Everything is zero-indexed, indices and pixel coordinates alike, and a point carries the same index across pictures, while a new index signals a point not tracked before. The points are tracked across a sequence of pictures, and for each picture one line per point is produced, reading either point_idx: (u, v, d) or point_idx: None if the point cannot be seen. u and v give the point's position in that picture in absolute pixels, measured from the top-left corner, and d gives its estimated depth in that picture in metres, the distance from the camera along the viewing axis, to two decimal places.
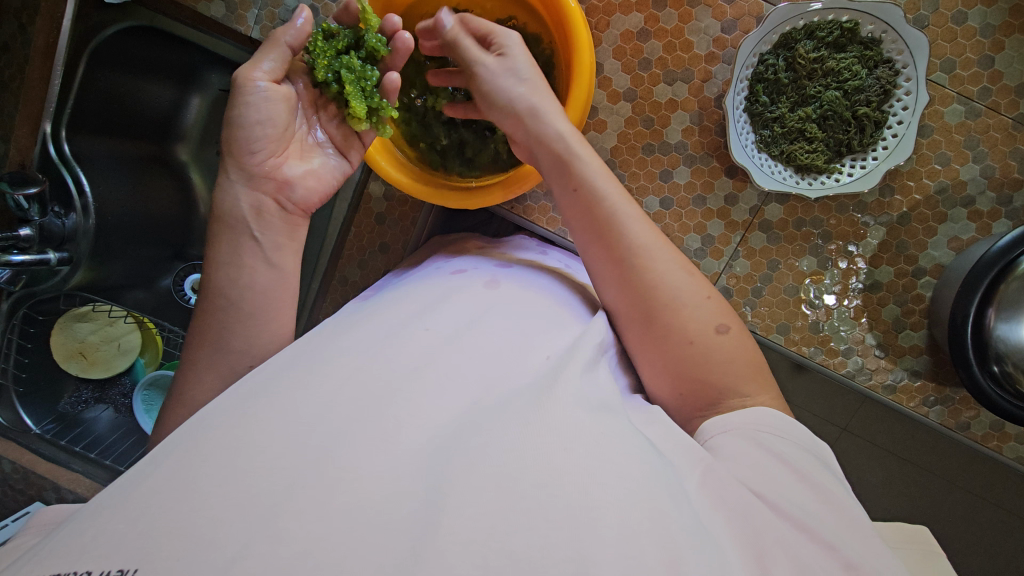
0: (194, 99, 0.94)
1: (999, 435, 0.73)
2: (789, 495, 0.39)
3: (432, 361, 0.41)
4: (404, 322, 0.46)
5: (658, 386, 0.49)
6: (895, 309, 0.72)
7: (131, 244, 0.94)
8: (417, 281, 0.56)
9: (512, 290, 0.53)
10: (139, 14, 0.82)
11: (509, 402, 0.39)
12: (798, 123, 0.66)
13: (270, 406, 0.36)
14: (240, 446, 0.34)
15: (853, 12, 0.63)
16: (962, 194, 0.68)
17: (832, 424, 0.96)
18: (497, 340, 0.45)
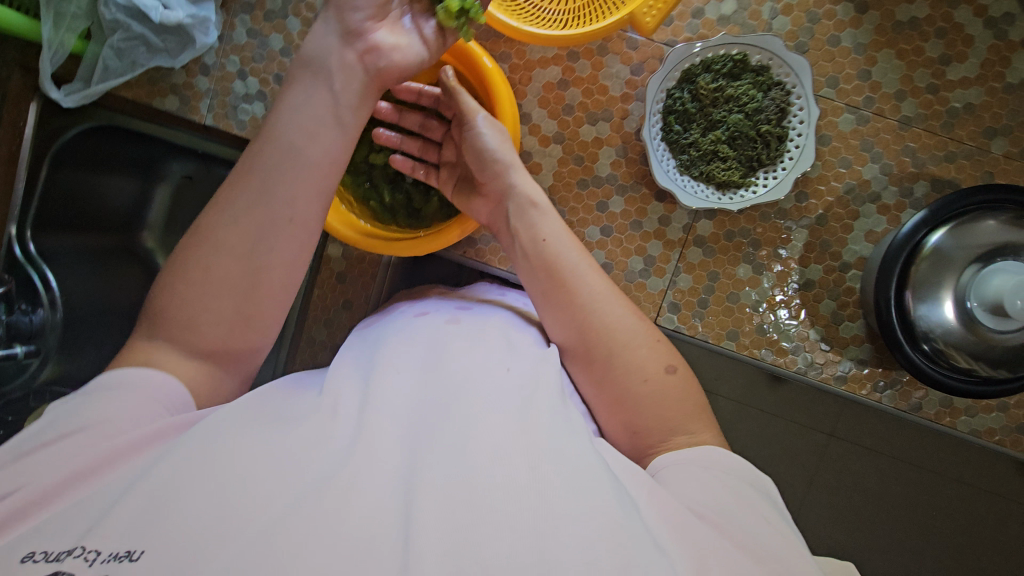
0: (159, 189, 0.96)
1: (951, 411, 0.76)
2: (716, 507, 0.42)
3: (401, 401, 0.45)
4: (371, 370, 0.49)
5: (600, 408, 0.52)
6: (830, 303, 0.76)
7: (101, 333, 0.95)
8: (378, 329, 0.59)
9: (476, 324, 0.57)
10: (97, 115, 0.88)
11: (477, 438, 0.42)
12: (711, 145, 0.72)
13: (249, 454, 0.39)
14: (220, 493, 0.37)
15: (741, 46, 0.72)
16: (868, 191, 0.74)
17: (817, 431, 0.89)
18: (466, 371, 0.49)
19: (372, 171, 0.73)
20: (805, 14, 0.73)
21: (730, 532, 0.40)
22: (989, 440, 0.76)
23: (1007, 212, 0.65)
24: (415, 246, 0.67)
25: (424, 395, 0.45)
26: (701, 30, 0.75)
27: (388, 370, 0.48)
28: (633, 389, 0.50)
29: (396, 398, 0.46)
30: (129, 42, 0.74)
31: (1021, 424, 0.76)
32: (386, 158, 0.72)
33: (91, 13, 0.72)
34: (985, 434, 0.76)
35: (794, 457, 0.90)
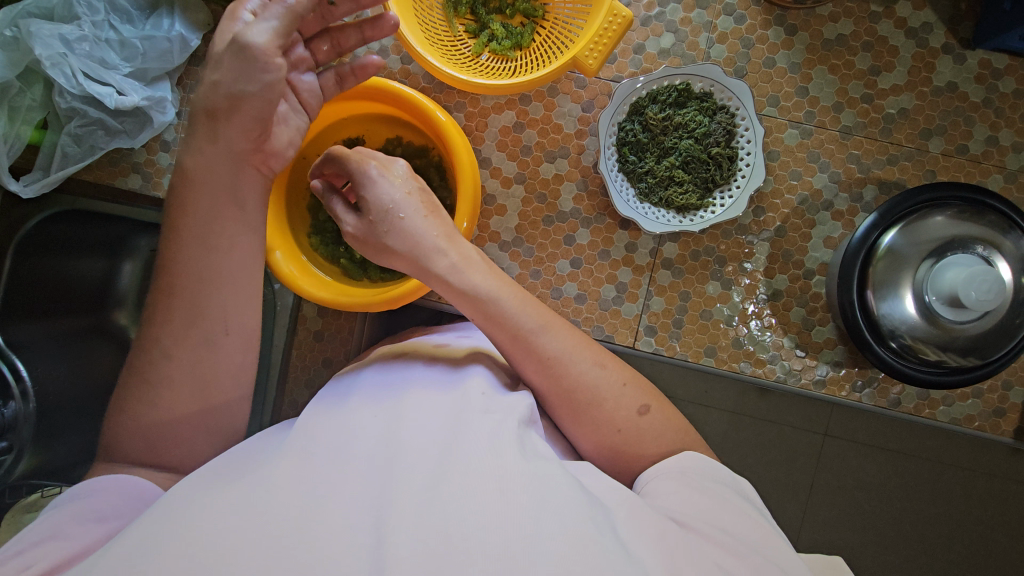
0: (127, 264, 0.98)
1: (929, 402, 0.78)
2: (692, 508, 0.46)
3: (379, 453, 0.45)
4: (345, 421, 0.49)
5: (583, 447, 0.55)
6: (800, 310, 0.78)
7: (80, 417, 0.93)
8: (352, 374, 0.60)
9: (454, 362, 0.59)
10: (61, 200, 0.89)
11: (463, 464, 0.44)
12: (666, 172, 0.75)
13: (240, 500, 0.40)
14: (214, 535, 0.38)
15: (683, 76, 0.75)
16: (820, 200, 0.77)
17: (811, 433, 0.80)
18: (439, 419, 0.49)
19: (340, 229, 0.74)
20: (740, 41, 0.77)
21: (705, 530, 0.44)
22: (969, 426, 0.78)
23: (953, 208, 0.68)
24: (386, 297, 0.66)
25: (407, 437, 0.47)
26: (644, 64, 0.78)
27: (364, 419, 0.49)
28: (609, 441, 0.53)
29: (377, 443, 0.46)
30: (87, 127, 0.75)
31: (997, 408, 0.78)
32: None
33: (46, 103, 0.73)
34: (965, 421, 0.78)
35: (796, 460, 0.81)
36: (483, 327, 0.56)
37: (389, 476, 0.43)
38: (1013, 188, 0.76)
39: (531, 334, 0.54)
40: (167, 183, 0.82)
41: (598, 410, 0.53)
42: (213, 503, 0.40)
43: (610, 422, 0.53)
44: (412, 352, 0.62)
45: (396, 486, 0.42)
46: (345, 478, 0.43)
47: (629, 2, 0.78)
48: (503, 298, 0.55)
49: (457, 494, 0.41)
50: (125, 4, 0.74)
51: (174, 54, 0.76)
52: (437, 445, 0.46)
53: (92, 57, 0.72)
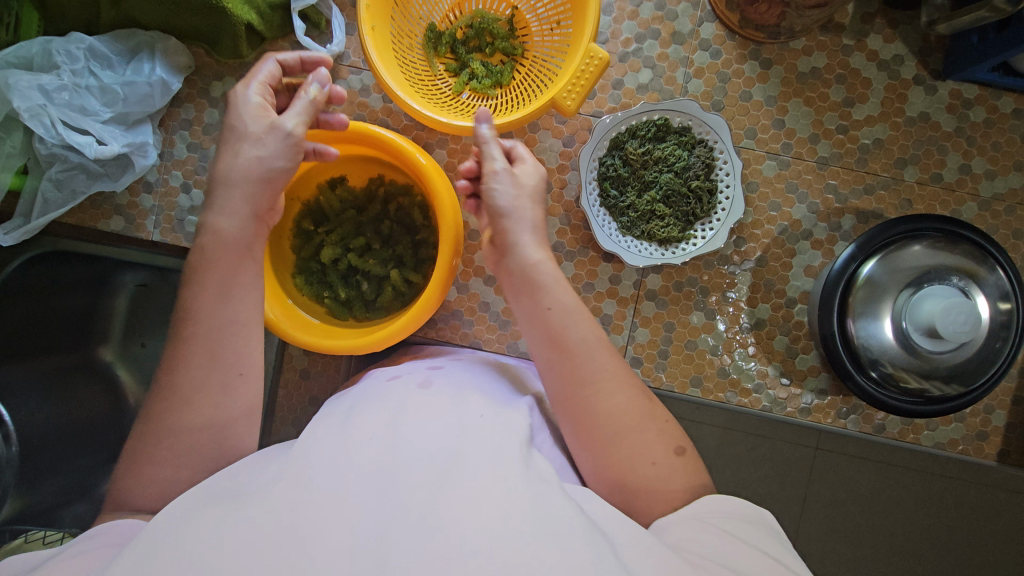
0: (114, 301, 0.96)
1: (913, 428, 0.79)
2: (707, 550, 0.39)
3: (386, 469, 0.41)
4: (343, 438, 0.45)
5: (599, 479, 0.49)
6: (783, 338, 0.79)
7: (65, 458, 0.92)
8: (345, 400, 0.56)
9: (460, 385, 0.55)
10: (42, 242, 0.89)
11: (472, 474, 0.41)
12: (648, 206, 0.76)
13: (230, 513, 0.37)
14: (185, 562, 0.34)
15: (661, 111, 0.76)
16: (800, 229, 0.79)
17: (801, 447, 0.80)
18: (445, 432, 0.46)
19: (325, 269, 0.74)
20: (716, 75, 0.79)
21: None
22: (954, 451, 0.79)
23: (930, 238, 0.70)
24: (370, 341, 0.66)
25: (412, 445, 0.44)
26: (623, 99, 0.79)
27: (365, 427, 0.46)
28: (639, 474, 0.47)
29: (377, 451, 0.43)
30: (68, 172, 0.75)
31: (980, 432, 0.79)
32: (335, 254, 0.72)
33: (26, 150, 0.73)
34: (950, 446, 0.79)
35: (786, 472, 0.81)
36: (533, 331, 0.52)
37: (393, 490, 0.39)
38: (986, 215, 0.78)
39: (588, 345, 0.50)
40: (150, 224, 0.82)
41: (633, 436, 0.47)
42: (203, 523, 0.37)
43: (645, 453, 0.47)
44: (407, 375, 0.58)
45: (398, 499, 0.38)
46: (344, 490, 0.39)
47: (606, 39, 0.79)
48: (567, 307, 0.52)
49: (465, 509, 0.38)
50: (105, 50, 0.75)
51: (155, 97, 0.77)
52: (442, 460, 0.42)
53: (72, 105, 0.72)
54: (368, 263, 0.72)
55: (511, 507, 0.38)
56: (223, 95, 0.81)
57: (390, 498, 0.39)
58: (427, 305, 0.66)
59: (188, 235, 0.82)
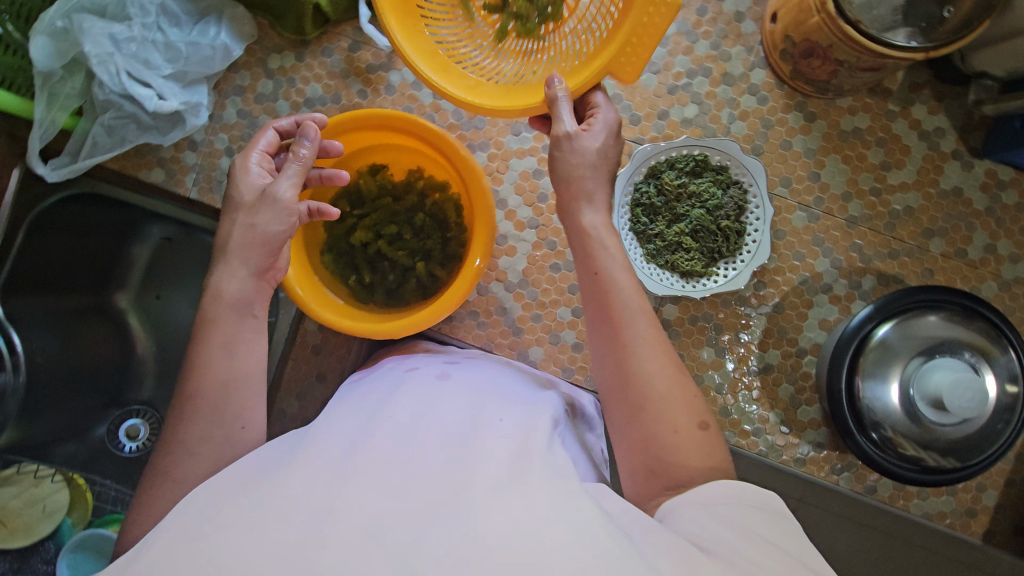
0: (137, 249, 0.98)
1: (904, 494, 0.79)
2: (709, 531, 0.39)
3: (405, 447, 0.43)
4: (365, 425, 0.47)
5: (622, 446, 0.49)
6: (789, 387, 0.80)
7: (64, 396, 0.94)
8: (369, 386, 0.58)
9: (478, 385, 0.57)
10: (79, 182, 0.89)
11: (485, 464, 0.43)
12: (675, 237, 0.77)
13: (253, 497, 0.38)
14: (207, 550, 0.35)
15: (702, 147, 0.77)
16: (820, 282, 0.80)
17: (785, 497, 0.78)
18: (461, 429, 0.47)
19: (354, 251, 0.75)
20: (760, 121, 0.80)
21: (717, 552, 0.37)
22: (942, 523, 0.79)
23: (948, 311, 0.71)
24: (390, 328, 0.68)
25: (429, 436, 0.46)
26: (666, 130, 0.81)
27: (389, 415, 0.48)
28: (661, 439, 0.46)
29: (396, 439, 0.45)
30: (120, 120, 0.77)
31: (969, 508, 0.79)
32: (366, 238, 0.74)
33: (84, 93, 0.75)
34: (938, 517, 0.79)
35: None
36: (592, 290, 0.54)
37: (412, 475, 0.41)
38: (1005, 296, 0.79)
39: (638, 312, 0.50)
40: None
41: (656, 402, 0.47)
42: (226, 510, 0.38)
43: (666, 421, 0.46)
44: (425, 367, 0.61)
45: (417, 484, 0.40)
46: (364, 471, 0.41)
47: (659, 69, 0.81)
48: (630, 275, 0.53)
49: (479, 495, 0.39)
50: (176, 9, 0.77)
51: (215, 61, 0.79)
52: (458, 453, 0.44)
53: (137, 57, 0.74)
54: (396, 252, 0.74)
55: (521, 493, 0.40)
56: (279, 68, 0.83)
57: (409, 483, 0.40)
58: (452, 300, 0.67)
59: None
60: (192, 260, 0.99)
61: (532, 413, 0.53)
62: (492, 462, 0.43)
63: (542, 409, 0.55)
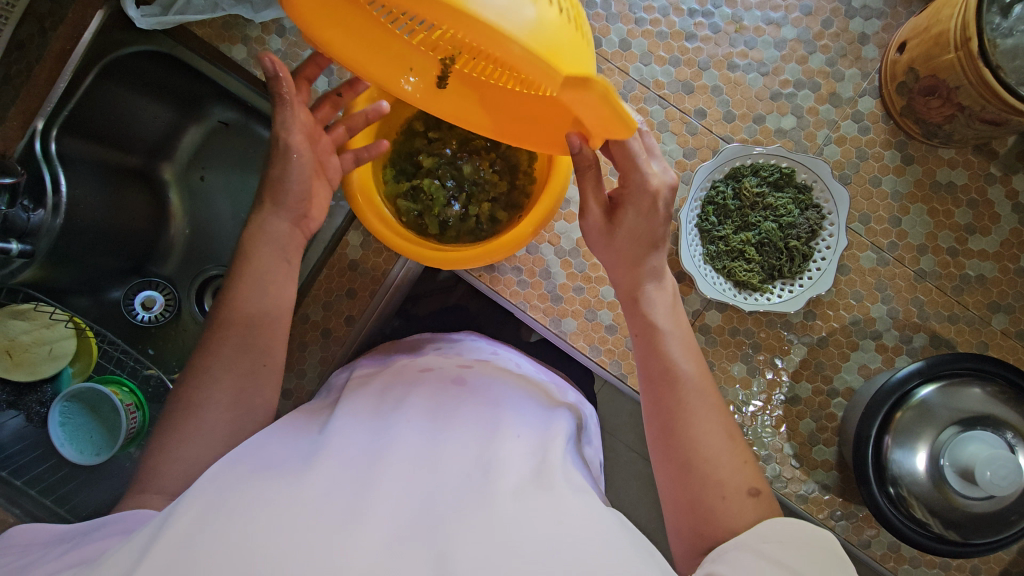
0: (190, 125, 1.02)
1: (896, 557, 0.78)
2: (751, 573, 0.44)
3: (437, 451, 0.49)
4: (397, 425, 0.52)
5: (669, 503, 0.54)
6: (810, 423, 0.78)
7: (90, 252, 0.96)
8: (382, 380, 0.62)
9: (495, 390, 0.62)
10: (158, 40, 0.87)
11: (500, 471, 0.47)
12: (739, 245, 0.75)
13: (287, 485, 0.43)
14: (262, 530, 0.40)
15: (792, 161, 0.74)
16: (871, 328, 0.77)
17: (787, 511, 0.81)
18: (485, 430, 0.53)
19: (417, 176, 0.74)
20: (856, 149, 0.77)
21: None
22: None
23: (995, 385, 0.68)
24: (445, 260, 0.67)
25: (448, 442, 0.51)
26: (758, 136, 0.78)
27: (417, 418, 0.53)
28: (710, 504, 0.51)
29: (419, 443, 0.50)
30: None
31: None
32: (433, 163, 0.72)
33: None
34: None
35: None
36: (639, 346, 0.61)
37: (434, 480, 0.46)
38: None
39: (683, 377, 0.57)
40: None
41: (705, 467, 0.53)
42: (264, 492, 0.43)
43: (714, 487, 0.52)
44: (440, 368, 0.65)
45: (435, 478, 0.46)
46: (388, 478, 0.45)
47: (768, 71, 0.77)
48: (674, 339, 0.60)
49: (495, 498, 0.45)
50: None
51: None
52: (483, 451, 0.50)
53: None
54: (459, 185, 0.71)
55: (532, 494, 0.45)
56: None
57: (431, 490, 0.45)
58: (506, 247, 0.66)
59: None
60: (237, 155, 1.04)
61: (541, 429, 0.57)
62: (517, 464, 0.49)
63: (561, 421, 0.60)
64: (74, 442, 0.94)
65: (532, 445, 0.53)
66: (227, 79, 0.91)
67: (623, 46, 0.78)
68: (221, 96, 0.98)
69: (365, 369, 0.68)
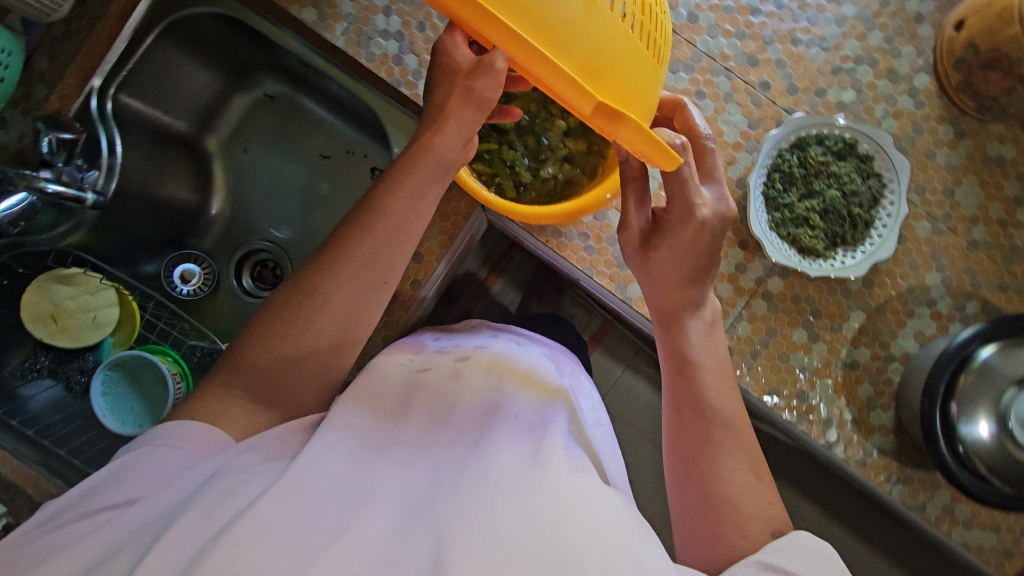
0: (237, 96, 1.04)
1: (950, 519, 0.80)
2: None
3: (447, 474, 0.54)
4: (396, 428, 0.60)
5: (688, 538, 0.56)
6: (869, 388, 0.80)
7: (133, 220, 0.96)
8: (388, 376, 0.67)
9: (479, 389, 0.65)
10: (227, 4, 0.85)
11: (495, 472, 0.52)
12: (804, 212, 0.77)
13: (285, 495, 0.47)
14: (256, 543, 0.43)
15: (854, 131, 0.77)
16: (926, 295, 0.80)
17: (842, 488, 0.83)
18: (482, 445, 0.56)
19: (495, 138, 0.75)
20: (912, 123, 0.80)
21: None
22: (977, 557, 0.80)
23: None
24: (526, 214, 0.68)
25: (441, 440, 0.59)
26: (819, 109, 0.80)
27: (412, 423, 0.60)
28: (728, 543, 0.53)
29: (416, 457, 0.56)
30: None
31: (1007, 548, 0.80)
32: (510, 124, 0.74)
33: None
34: (975, 550, 0.80)
35: None
36: (667, 370, 0.64)
37: (433, 485, 0.53)
38: None
39: (713, 411, 0.59)
40: (339, 29, 0.84)
41: (722, 501, 0.55)
42: (262, 504, 0.45)
43: (737, 524, 0.53)
44: (436, 368, 0.69)
45: (439, 451, 0.58)
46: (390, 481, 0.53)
47: (829, 46, 0.80)
48: (706, 372, 0.61)
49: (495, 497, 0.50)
50: None
51: None
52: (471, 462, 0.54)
53: None
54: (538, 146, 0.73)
55: (536, 496, 0.49)
56: None
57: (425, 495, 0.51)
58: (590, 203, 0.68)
59: (370, 55, 0.84)
60: (281, 125, 1.07)
61: (538, 426, 0.60)
62: (510, 464, 0.53)
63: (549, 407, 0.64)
64: (115, 412, 0.92)
65: (529, 446, 0.56)
66: (287, 42, 0.86)
67: (691, 19, 0.80)
68: (272, 69, 1.00)
69: (418, 355, 0.73)
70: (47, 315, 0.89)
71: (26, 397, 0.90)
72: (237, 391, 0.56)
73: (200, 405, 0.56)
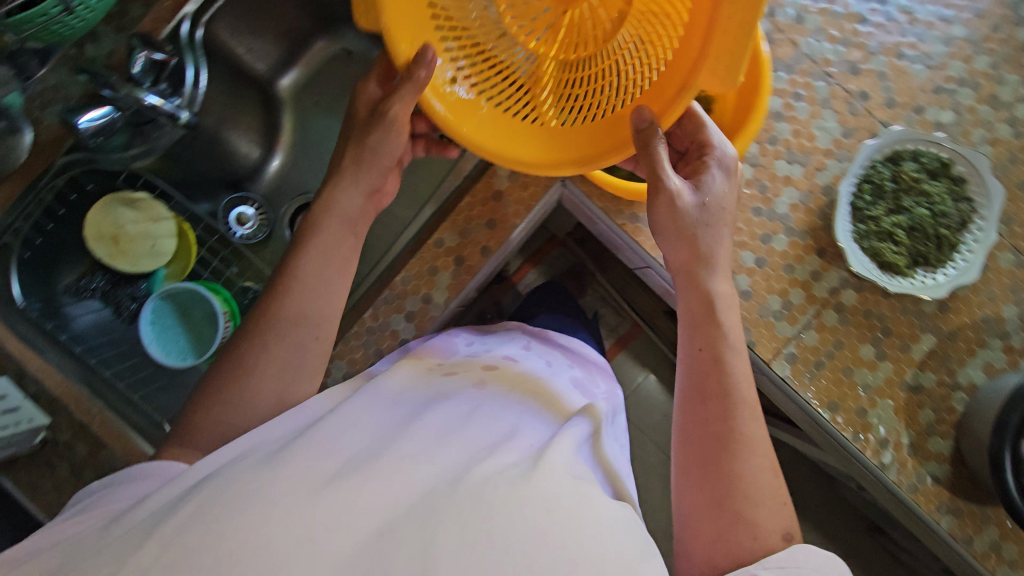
0: (317, 46, 1.03)
1: (997, 557, 0.78)
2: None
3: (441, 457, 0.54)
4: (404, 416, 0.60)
5: (693, 514, 0.56)
6: (930, 413, 0.79)
7: (199, 155, 0.96)
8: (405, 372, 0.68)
9: (497, 395, 0.67)
10: None
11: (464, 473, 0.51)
12: (889, 227, 0.76)
13: (289, 474, 0.47)
14: (254, 521, 0.43)
15: (952, 152, 0.76)
16: (1001, 327, 0.79)
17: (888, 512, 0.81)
18: (484, 443, 0.57)
19: None
20: (1008, 152, 0.79)
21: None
22: None
23: None
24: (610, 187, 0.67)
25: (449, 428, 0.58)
26: (916, 126, 0.79)
27: (424, 413, 0.60)
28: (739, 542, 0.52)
29: (420, 437, 0.56)
30: None
31: None
32: None
33: None
34: None
35: None
36: (700, 359, 0.60)
37: (435, 467, 0.53)
38: None
39: (733, 400, 0.57)
40: None
41: (744, 502, 0.54)
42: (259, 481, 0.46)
43: (749, 524, 0.53)
44: (461, 372, 0.71)
45: (455, 441, 0.57)
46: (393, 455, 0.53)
47: (934, 64, 0.79)
48: (738, 357, 0.60)
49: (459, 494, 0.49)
50: None
51: None
52: (477, 457, 0.55)
53: None
54: None
55: (503, 493, 0.49)
56: None
57: (420, 478, 0.51)
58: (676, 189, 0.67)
59: None
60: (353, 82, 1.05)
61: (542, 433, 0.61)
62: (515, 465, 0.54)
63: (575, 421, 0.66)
64: (161, 341, 0.91)
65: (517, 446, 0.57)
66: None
67: (798, 20, 0.80)
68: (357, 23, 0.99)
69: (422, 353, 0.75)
70: (109, 237, 0.89)
71: (73, 314, 0.90)
72: (236, 401, 0.57)
73: (195, 421, 0.56)
